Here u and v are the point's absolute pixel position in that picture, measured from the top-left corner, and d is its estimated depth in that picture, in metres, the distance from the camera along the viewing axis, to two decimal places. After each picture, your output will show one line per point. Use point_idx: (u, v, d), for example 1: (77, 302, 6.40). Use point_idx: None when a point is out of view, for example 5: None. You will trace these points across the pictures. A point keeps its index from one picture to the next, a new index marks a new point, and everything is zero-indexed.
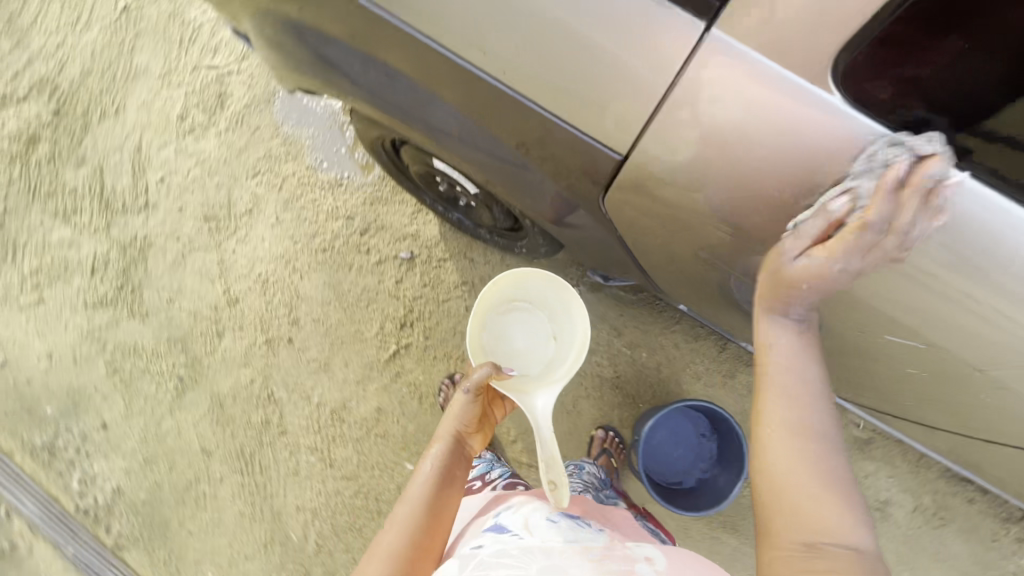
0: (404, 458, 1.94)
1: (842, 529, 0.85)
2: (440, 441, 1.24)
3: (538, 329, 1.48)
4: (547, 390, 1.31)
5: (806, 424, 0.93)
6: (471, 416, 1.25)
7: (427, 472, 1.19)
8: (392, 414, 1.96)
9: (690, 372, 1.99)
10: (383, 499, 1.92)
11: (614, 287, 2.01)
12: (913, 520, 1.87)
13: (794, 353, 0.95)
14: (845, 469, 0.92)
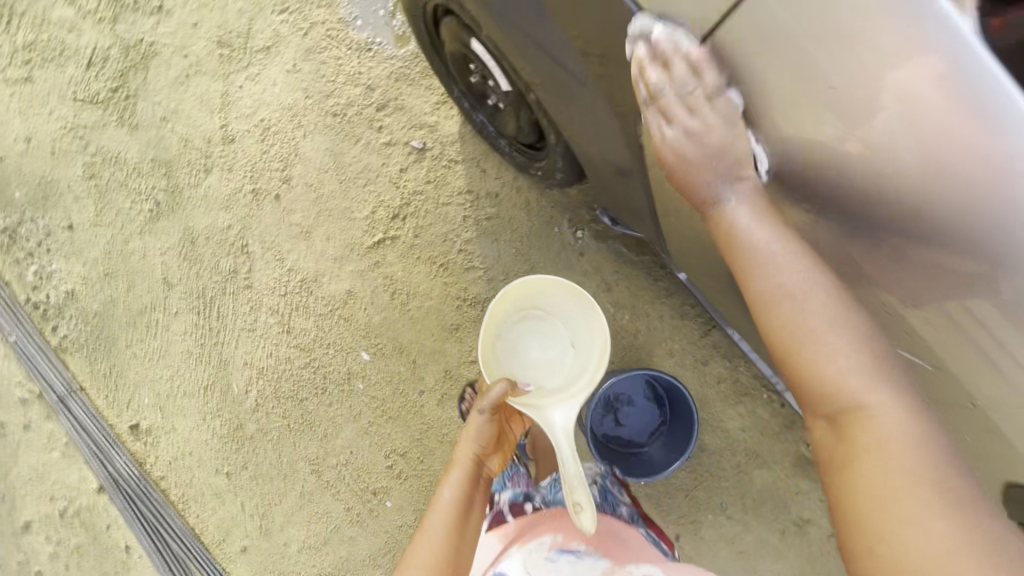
0: (362, 347, 1.91)
1: (867, 394, 0.78)
2: (456, 466, 1.31)
3: (555, 339, 1.44)
4: (564, 406, 1.28)
5: (800, 291, 0.83)
6: (486, 437, 1.31)
7: (446, 496, 1.27)
8: (361, 301, 1.91)
9: (665, 347, 1.95)
10: (331, 380, 1.91)
11: (619, 242, 1.92)
12: (824, 541, 1.96)
13: (756, 227, 0.86)
14: (854, 329, 0.82)
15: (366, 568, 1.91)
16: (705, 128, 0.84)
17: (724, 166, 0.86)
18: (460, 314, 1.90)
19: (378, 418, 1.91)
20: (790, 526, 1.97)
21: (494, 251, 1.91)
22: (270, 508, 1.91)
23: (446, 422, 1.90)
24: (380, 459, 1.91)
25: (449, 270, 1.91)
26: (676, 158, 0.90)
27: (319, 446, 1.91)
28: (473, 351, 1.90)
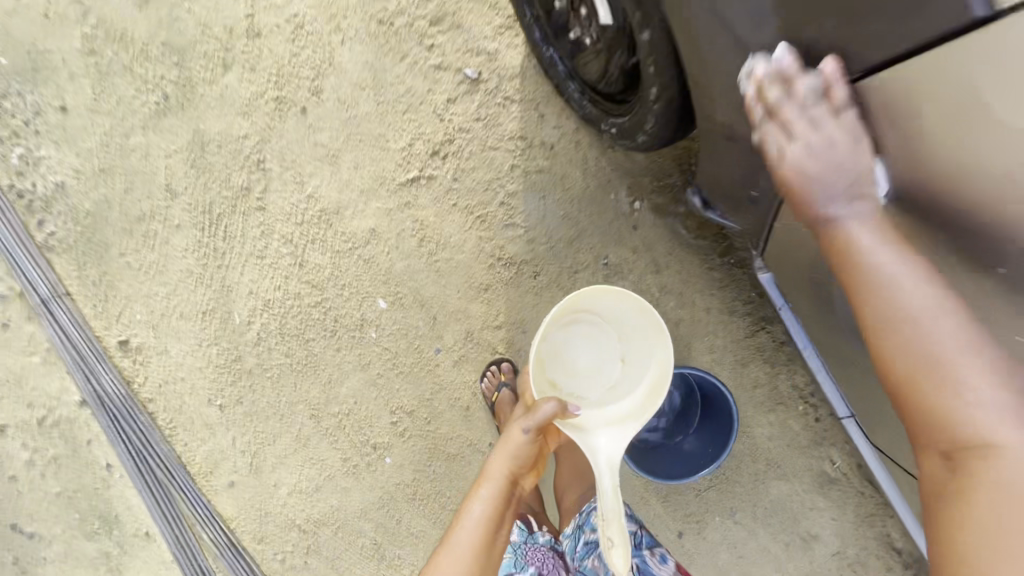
0: (379, 294, 1.74)
1: (980, 416, 0.73)
2: (489, 480, 1.31)
3: (607, 356, 1.48)
4: (612, 429, 1.34)
5: (926, 316, 0.78)
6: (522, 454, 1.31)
7: (478, 510, 1.28)
8: (385, 244, 1.72)
9: (707, 343, 1.79)
10: (341, 324, 1.75)
11: (678, 220, 1.72)
12: (826, 558, 1.92)
13: (872, 234, 0.84)
14: (965, 343, 0.76)
15: (356, 519, 1.84)
16: (828, 148, 0.85)
17: (850, 177, 0.85)
18: (491, 274, 1.73)
19: (388, 372, 1.77)
20: (794, 539, 1.91)
21: (538, 210, 1.71)
22: (263, 447, 1.80)
23: (460, 385, 1.78)
24: (385, 415, 1.79)
25: (486, 224, 1.71)
26: (796, 177, 0.91)
27: (321, 391, 1.78)
28: (500, 316, 1.74)
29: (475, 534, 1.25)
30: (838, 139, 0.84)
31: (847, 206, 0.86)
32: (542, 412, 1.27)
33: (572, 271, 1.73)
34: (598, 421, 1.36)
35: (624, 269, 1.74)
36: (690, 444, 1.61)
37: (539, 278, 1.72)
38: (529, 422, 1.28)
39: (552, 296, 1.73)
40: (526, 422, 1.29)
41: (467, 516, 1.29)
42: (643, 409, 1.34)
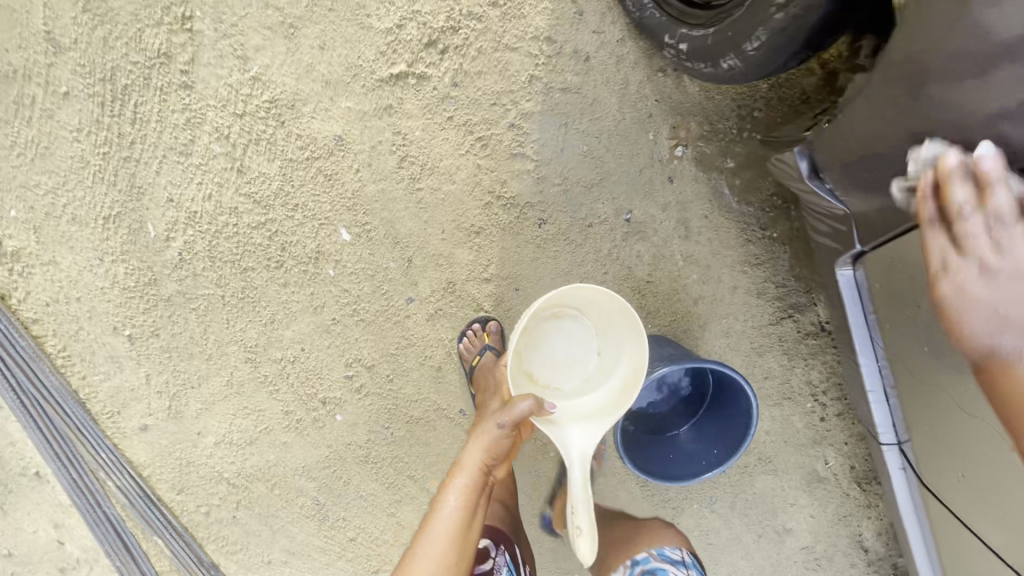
0: (342, 221, 1.37)
1: None
2: (466, 470, 1.17)
3: (581, 341, 1.23)
4: (585, 426, 1.12)
5: None
6: (500, 446, 1.15)
7: (452, 502, 1.14)
8: (354, 158, 1.34)
9: (725, 324, 1.54)
10: (291, 252, 1.39)
11: (721, 177, 1.41)
12: (796, 553, 1.83)
13: None
14: None
15: (297, 477, 1.60)
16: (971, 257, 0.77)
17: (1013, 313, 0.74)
18: (485, 214, 1.39)
19: (345, 317, 1.45)
20: (768, 531, 1.81)
21: (556, 140, 1.36)
22: (184, 389, 1.48)
23: (432, 343, 1.49)
24: (339, 366, 1.49)
25: (487, 150, 1.35)
26: (935, 277, 0.80)
27: (260, 331, 1.45)
28: (490, 267, 1.43)
29: (447, 533, 1.11)
30: (1017, 276, 0.74)
31: (1019, 342, 0.74)
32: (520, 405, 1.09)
33: (586, 223, 1.42)
34: (570, 418, 1.14)
35: (648, 228, 1.43)
36: (679, 445, 1.41)
37: (544, 227, 1.41)
38: (506, 413, 1.11)
39: (556, 250, 1.43)
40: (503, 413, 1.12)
41: (439, 510, 1.14)
42: (616, 406, 1.12)
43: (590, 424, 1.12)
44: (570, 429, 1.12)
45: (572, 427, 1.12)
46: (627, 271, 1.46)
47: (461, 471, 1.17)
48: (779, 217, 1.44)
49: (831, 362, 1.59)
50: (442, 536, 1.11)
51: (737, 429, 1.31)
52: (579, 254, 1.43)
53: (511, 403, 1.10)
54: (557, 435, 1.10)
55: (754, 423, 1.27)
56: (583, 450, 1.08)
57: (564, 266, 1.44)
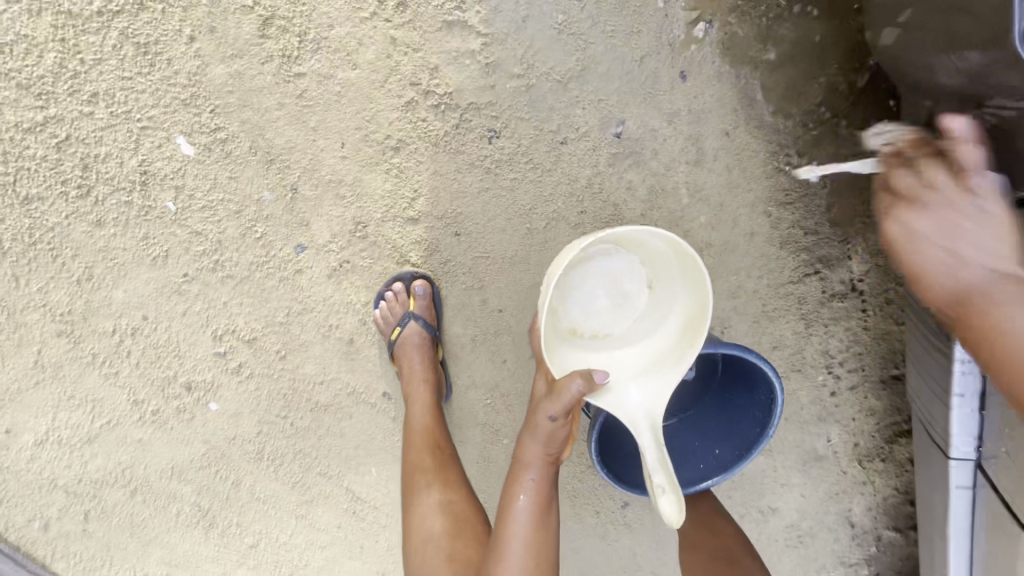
0: (176, 123, 0.88)
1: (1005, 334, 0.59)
2: (528, 469, 0.80)
3: (626, 274, 0.86)
4: (646, 381, 0.79)
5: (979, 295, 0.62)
6: (564, 437, 0.79)
7: (521, 511, 0.80)
8: (184, 17, 0.83)
9: (734, 279, 1.16)
10: (99, 174, 0.89)
11: (755, 76, 0.98)
12: (795, 561, 1.50)
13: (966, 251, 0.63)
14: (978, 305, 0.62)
15: (163, 481, 1.19)
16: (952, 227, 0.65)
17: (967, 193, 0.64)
18: (407, 121, 0.92)
19: (202, 273, 0.99)
20: (763, 534, 1.48)
21: (514, 4, 0.88)
22: None
23: (338, 306, 1.06)
24: (201, 341, 1.05)
25: (406, 14, 0.87)
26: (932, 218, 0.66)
27: (72, 293, 0.98)
28: (416, 199, 0.98)
29: (538, 546, 0.79)
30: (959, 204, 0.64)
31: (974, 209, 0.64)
32: (567, 392, 0.74)
33: (559, 136, 0.97)
34: (625, 371, 0.80)
35: (646, 147, 1.00)
36: (664, 436, 1.07)
37: (496, 142, 0.96)
38: (557, 404, 0.74)
39: (514, 177, 0.99)
40: (549, 405, 0.75)
41: (510, 527, 0.79)
42: (684, 350, 0.78)
43: (655, 378, 0.79)
44: (628, 390, 0.79)
45: (629, 386, 0.79)
46: (613, 211, 1.03)
47: (521, 473, 0.80)
48: (825, 137, 1.03)
49: (856, 329, 1.22)
50: (523, 551, 0.79)
51: (744, 433, 1.00)
52: (546, 184, 1.00)
53: (561, 388, 0.74)
54: (612, 403, 0.78)
55: (772, 431, 0.95)
56: (653, 414, 0.76)
57: (526, 201, 1.01)
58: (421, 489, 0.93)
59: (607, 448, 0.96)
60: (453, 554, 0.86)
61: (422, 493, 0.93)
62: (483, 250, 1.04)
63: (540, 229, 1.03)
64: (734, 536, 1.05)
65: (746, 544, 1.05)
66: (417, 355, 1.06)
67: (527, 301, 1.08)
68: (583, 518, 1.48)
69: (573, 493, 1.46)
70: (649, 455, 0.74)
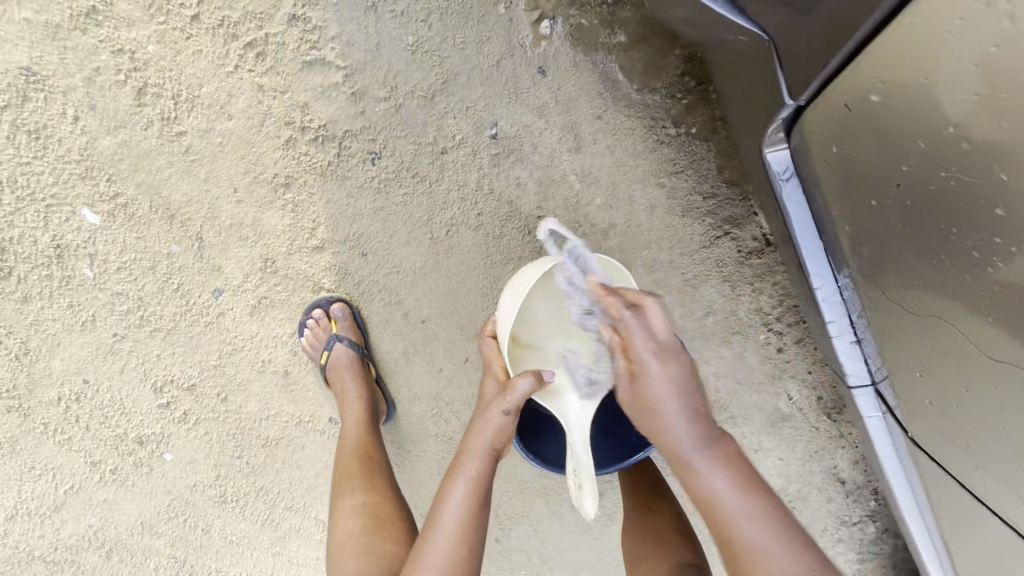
0: (78, 196, 0.96)
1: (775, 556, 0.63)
2: (472, 458, 0.84)
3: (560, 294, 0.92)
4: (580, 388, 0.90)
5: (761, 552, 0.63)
6: (510, 433, 0.85)
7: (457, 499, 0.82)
8: (65, 101, 0.91)
9: (648, 254, 1.15)
10: (17, 255, 0.97)
11: (611, 58, 1.03)
12: None
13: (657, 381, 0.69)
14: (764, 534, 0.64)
15: (136, 537, 1.23)
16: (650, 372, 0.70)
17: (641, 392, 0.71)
18: (291, 157, 0.99)
19: (131, 330, 1.05)
20: None
21: (364, 34, 0.95)
22: None
23: (267, 341, 1.11)
24: (144, 394, 1.11)
25: (267, 61, 0.94)
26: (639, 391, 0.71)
27: (14, 369, 1.05)
28: (316, 228, 1.04)
29: (460, 542, 0.80)
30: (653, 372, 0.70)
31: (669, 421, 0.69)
32: (519, 388, 0.83)
33: (437, 147, 1.03)
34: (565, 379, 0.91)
35: (524, 142, 1.05)
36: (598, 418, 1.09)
37: (378, 162, 1.02)
38: (511, 399, 0.83)
39: (405, 192, 1.04)
40: (503, 399, 0.84)
41: (441, 512, 0.82)
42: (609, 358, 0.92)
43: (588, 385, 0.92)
44: (566, 395, 0.90)
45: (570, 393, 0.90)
46: (508, 208, 1.08)
47: (463, 460, 0.85)
48: (698, 103, 1.06)
49: None
50: (453, 541, 0.80)
51: None
52: (437, 194, 1.05)
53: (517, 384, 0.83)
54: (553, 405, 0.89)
55: None
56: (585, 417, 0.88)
57: (422, 213, 1.06)
58: (347, 490, 0.97)
59: (536, 434, 1.00)
60: (368, 549, 0.89)
61: (347, 493, 0.97)
62: (392, 266, 1.09)
63: (442, 237, 1.08)
64: (670, 509, 1.06)
65: (681, 517, 1.06)
66: (354, 375, 1.10)
67: (446, 307, 1.13)
68: (564, 517, 1.47)
69: (547, 492, 1.46)
70: (581, 456, 0.83)
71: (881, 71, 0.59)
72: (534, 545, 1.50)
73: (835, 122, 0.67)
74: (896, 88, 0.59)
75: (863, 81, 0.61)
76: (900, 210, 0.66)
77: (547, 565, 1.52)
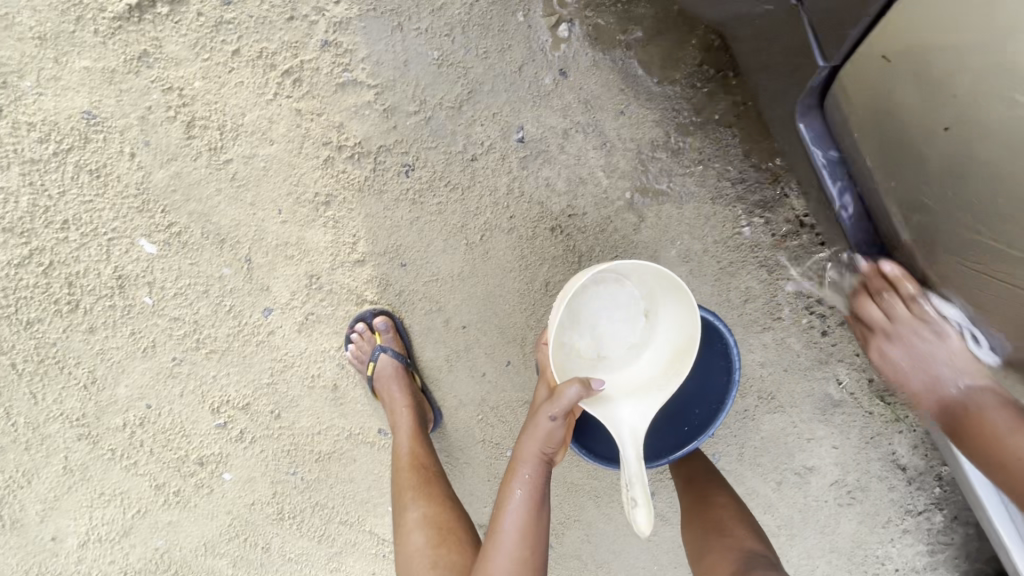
0: (137, 228, 1.02)
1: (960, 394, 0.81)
2: (525, 464, 0.82)
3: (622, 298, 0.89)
4: (634, 401, 0.85)
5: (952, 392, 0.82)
6: (561, 437, 0.82)
7: (517, 503, 0.81)
8: (122, 139, 0.98)
9: (682, 243, 1.15)
10: (83, 288, 1.03)
11: (630, 55, 1.05)
12: None
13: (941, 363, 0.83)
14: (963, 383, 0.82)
15: (200, 559, 1.26)
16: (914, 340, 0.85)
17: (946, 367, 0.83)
18: (329, 175, 1.03)
19: (188, 354, 1.10)
20: None
21: (392, 53, 1.00)
22: (24, 484, 1.17)
23: (315, 356, 1.14)
24: (202, 416, 1.15)
25: (303, 86, 0.99)
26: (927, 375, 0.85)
27: (83, 398, 1.10)
28: (357, 243, 1.08)
29: (520, 549, 0.80)
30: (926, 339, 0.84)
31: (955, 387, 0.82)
32: (566, 395, 0.78)
33: (467, 155, 1.06)
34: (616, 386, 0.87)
35: (550, 143, 1.07)
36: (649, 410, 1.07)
37: (412, 174, 1.05)
38: (555, 406, 0.79)
39: (439, 201, 1.08)
40: (548, 407, 0.80)
41: (502, 518, 0.81)
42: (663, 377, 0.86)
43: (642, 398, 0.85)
44: (620, 405, 0.84)
45: (620, 401, 0.85)
46: (540, 208, 1.10)
47: (517, 467, 0.83)
48: (719, 91, 1.07)
49: None
50: (517, 541, 0.80)
51: (716, 383, 1.00)
52: (470, 201, 1.08)
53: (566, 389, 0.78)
54: (605, 414, 0.83)
55: (737, 374, 0.96)
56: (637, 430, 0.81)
57: (456, 219, 1.09)
58: (407, 502, 0.99)
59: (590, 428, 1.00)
60: (437, 559, 0.91)
61: (408, 505, 0.99)
62: (431, 274, 1.12)
63: (478, 242, 1.10)
64: (731, 501, 1.03)
65: (743, 510, 1.03)
66: (401, 387, 1.12)
67: (486, 310, 1.14)
68: (616, 521, 1.45)
69: (596, 495, 1.44)
70: (635, 467, 0.77)
71: (919, 20, 0.61)
72: (588, 551, 1.48)
73: (872, 76, 0.70)
74: (929, 33, 0.61)
75: (897, 30, 0.64)
76: (940, 158, 0.67)
77: (602, 571, 1.49)
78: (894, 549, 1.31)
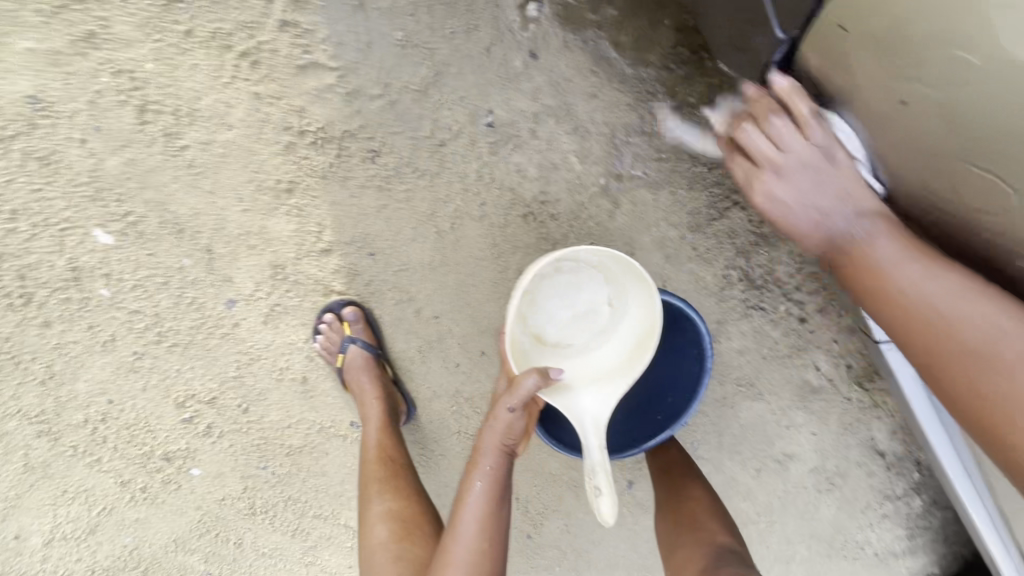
0: (91, 218, 0.98)
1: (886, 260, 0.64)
2: (485, 456, 0.80)
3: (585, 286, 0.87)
4: (598, 389, 0.83)
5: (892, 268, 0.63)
6: (522, 428, 0.80)
7: (477, 496, 0.79)
8: (71, 124, 0.94)
9: (657, 230, 1.13)
10: (36, 280, 1.00)
11: (601, 35, 1.03)
12: None
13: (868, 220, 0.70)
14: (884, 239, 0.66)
15: (171, 555, 1.24)
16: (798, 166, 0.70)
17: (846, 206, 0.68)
18: (291, 161, 1.00)
19: (150, 347, 1.07)
20: None
21: (354, 34, 0.96)
22: None
23: (282, 348, 1.11)
24: (166, 411, 1.12)
25: (260, 69, 0.96)
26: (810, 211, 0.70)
27: (41, 394, 1.07)
28: (322, 231, 1.05)
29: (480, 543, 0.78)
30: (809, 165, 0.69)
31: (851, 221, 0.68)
32: (525, 386, 0.76)
33: (434, 140, 1.03)
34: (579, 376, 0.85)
35: (521, 127, 1.05)
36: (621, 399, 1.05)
37: (378, 160, 1.02)
38: (514, 397, 0.76)
39: (406, 188, 1.05)
40: (507, 398, 0.77)
41: (462, 511, 0.79)
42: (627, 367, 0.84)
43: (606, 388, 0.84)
44: (583, 395, 0.83)
45: (581, 392, 0.83)
46: (511, 194, 1.08)
47: (478, 459, 0.80)
48: (693, 72, 1.04)
49: None
50: (477, 535, 0.78)
51: (688, 371, 0.99)
52: (438, 187, 1.05)
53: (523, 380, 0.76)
54: (567, 405, 0.81)
55: (709, 362, 0.94)
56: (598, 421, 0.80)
57: (425, 206, 1.06)
58: (373, 495, 0.97)
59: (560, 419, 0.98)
60: (401, 554, 0.89)
61: (373, 499, 0.97)
62: (400, 263, 1.09)
63: (447, 229, 1.08)
64: (705, 494, 1.02)
65: (717, 503, 1.02)
66: (371, 378, 1.10)
67: (457, 299, 1.12)
68: None
69: (575, 485, 1.43)
70: (597, 455, 0.75)
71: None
72: (568, 541, 1.47)
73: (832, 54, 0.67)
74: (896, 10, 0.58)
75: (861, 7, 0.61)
76: (909, 135, 0.65)
77: (582, 560, 1.48)
78: (872, 535, 1.31)
